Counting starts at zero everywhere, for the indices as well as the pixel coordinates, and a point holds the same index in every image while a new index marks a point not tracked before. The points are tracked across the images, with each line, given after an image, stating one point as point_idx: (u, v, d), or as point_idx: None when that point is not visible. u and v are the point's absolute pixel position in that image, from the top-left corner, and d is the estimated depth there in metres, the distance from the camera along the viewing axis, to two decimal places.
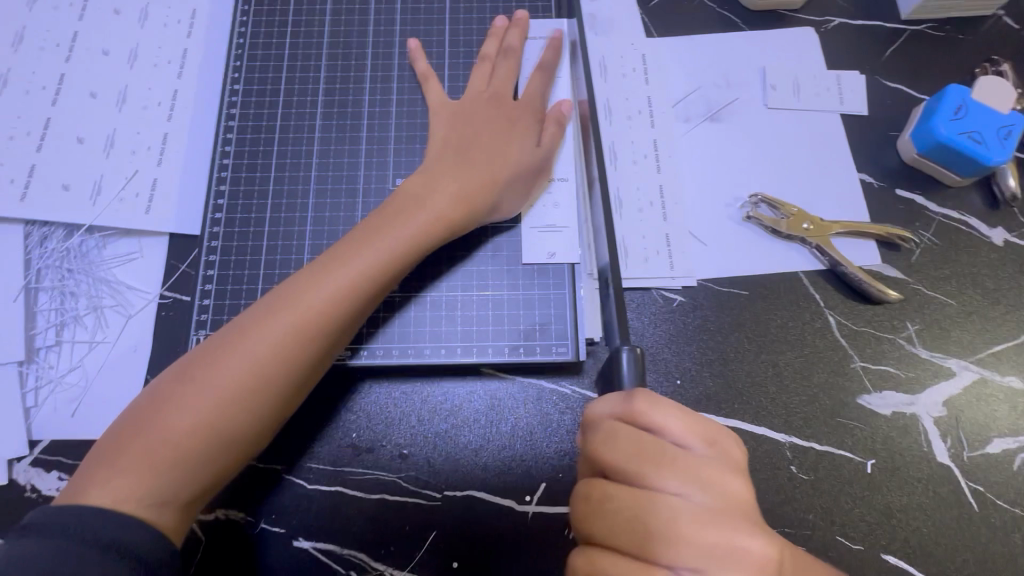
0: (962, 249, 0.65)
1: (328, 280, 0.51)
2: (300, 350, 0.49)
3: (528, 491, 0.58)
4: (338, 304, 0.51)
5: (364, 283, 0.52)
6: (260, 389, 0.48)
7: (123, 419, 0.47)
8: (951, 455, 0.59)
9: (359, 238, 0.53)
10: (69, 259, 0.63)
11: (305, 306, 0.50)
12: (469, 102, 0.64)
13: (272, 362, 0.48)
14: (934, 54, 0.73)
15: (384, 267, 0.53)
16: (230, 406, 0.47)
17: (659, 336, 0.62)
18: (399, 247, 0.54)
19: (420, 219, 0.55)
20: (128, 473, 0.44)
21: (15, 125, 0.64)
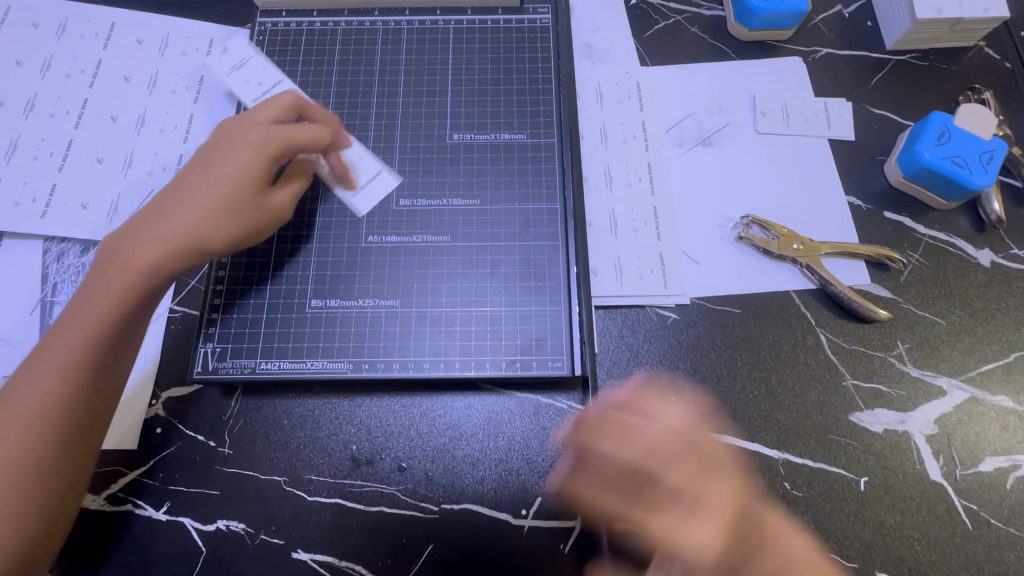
0: (950, 270, 0.67)
1: (64, 339, 0.53)
2: (67, 406, 0.52)
3: (524, 504, 0.59)
4: (73, 364, 0.52)
5: (90, 335, 0.53)
6: (48, 436, 0.51)
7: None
8: (944, 473, 0.59)
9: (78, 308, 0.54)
10: (84, 274, 0.65)
11: (47, 364, 0.52)
12: (229, 134, 0.61)
13: (45, 415, 0.51)
14: (919, 83, 0.75)
15: (95, 328, 0.53)
16: (25, 465, 0.50)
17: (654, 353, 0.64)
18: (106, 307, 0.54)
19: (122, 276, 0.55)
20: None
21: (39, 147, 0.68)
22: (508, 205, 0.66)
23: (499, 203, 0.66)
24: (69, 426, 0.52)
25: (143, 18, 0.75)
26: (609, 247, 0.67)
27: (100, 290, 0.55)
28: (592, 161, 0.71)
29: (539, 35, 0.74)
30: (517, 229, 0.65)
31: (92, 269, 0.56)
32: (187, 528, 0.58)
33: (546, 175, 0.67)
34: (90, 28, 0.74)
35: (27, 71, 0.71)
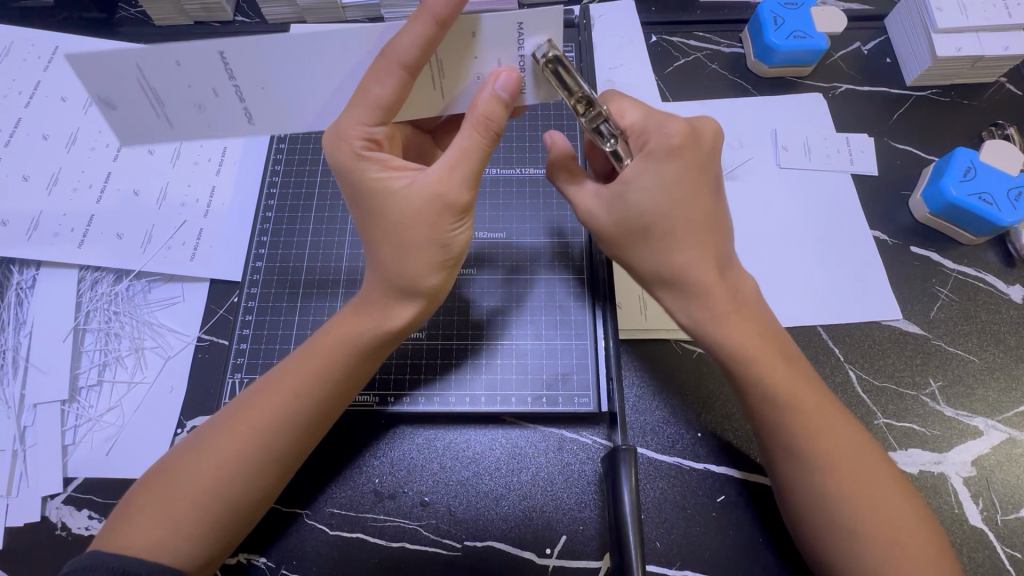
0: (980, 306, 0.66)
1: (285, 376, 0.52)
2: (274, 438, 0.50)
3: (549, 543, 0.58)
4: (258, 416, 0.50)
5: (317, 391, 0.51)
6: (263, 468, 0.49)
7: (158, 512, 0.47)
8: (984, 518, 0.57)
9: (301, 354, 0.53)
10: (116, 303, 0.67)
11: (277, 393, 0.51)
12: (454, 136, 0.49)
13: (232, 458, 0.49)
14: (940, 118, 0.76)
15: (292, 384, 0.51)
16: (236, 468, 0.48)
17: (680, 388, 0.63)
18: (336, 370, 0.52)
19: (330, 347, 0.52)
20: (176, 534, 0.46)
21: (79, 179, 0.70)
22: (534, 239, 0.67)
23: (524, 237, 0.67)
24: (179, 477, 0.48)
25: None
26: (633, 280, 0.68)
27: (318, 353, 0.52)
28: None
29: None
30: (542, 263, 0.66)
31: (333, 320, 0.54)
32: None
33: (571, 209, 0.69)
34: None
35: (71, 106, 0.73)
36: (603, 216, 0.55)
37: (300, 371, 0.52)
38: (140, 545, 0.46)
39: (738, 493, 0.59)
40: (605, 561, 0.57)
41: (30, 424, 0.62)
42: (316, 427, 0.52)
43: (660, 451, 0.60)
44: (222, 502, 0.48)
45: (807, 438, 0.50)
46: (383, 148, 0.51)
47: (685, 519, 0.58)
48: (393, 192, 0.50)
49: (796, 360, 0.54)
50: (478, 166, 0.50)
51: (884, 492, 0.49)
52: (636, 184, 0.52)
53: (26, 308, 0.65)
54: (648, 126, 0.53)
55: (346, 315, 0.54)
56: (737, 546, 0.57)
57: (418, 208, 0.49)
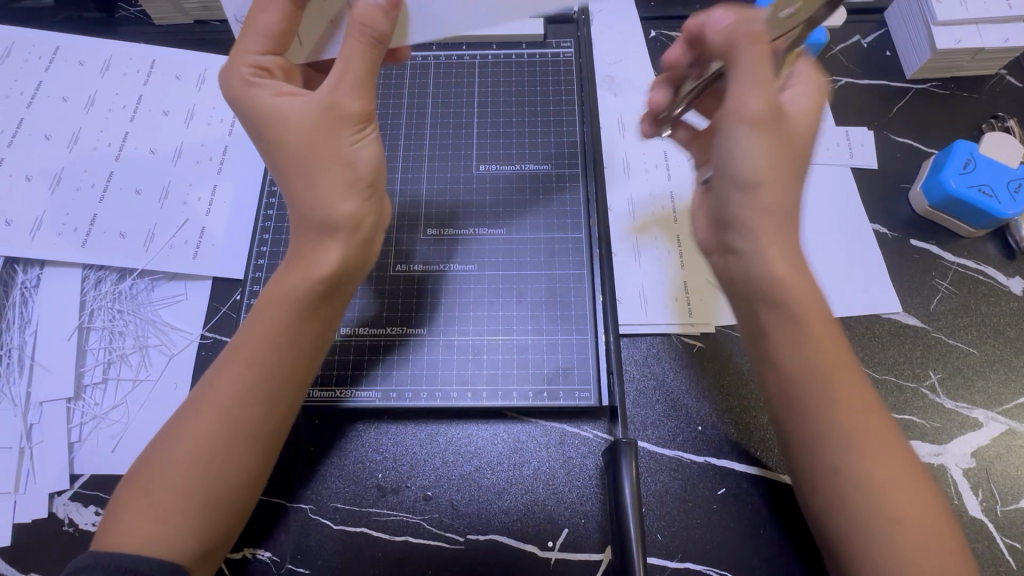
0: (980, 298, 0.66)
1: (236, 353, 0.51)
2: (240, 412, 0.49)
3: (550, 536, 0.58)
4: (223, 399, 0.49)
5: (270, 357, 0.50)
6: (234, 446, 0.49)
7: (145, 508, 0.47)
8: (983, 509, 0.58)
9: (248, 327, 0.52)
10: (120, 301, 0.67)
11: (230, 372, 0.50)
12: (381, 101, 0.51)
13: (205, 442, 0.48)
14: (940, 111, 0.76)
15: (245, 360, 0.50)
16: (210, 450, 0.48)
17: (680, 382, 0.63)
18: (290, 330, 0.51)
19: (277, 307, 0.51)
20: (166, 526, 0.47)
21: (81, 178, 0.70)
22: (534, 235, 0.68)
23: (524, 232, 0.68)
24: (158, 470, 0.48)
25: (182, 56, 0.79)
26: (633, 275, 0.68)
27: (266, 318, 0.51)
28: (613, 191, 0.72)
29: (561, 69, 0.77)
30: (542, 258, 0.66)
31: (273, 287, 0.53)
32: None
33: (570, 205, 0.69)
34: (133, 66, 0.77)
35: (72, 106, 0.74)
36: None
37: (251, 342, 0.51)
38: (132, 541, 0.46)
39: (738, 485, 0.59)
40: (606, 554, 0.58)
41: (36, 421, 0.62)
42: (283, 396, 0.51)
43: (661, 445, 0.61)
44: (203, 488, 0.48)
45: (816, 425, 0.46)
46: (273, 76, 0.52)
47: (686, 512, 0.58)
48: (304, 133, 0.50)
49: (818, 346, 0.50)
50: (370, 73, 0.49)
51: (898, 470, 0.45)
52: None
53: (31, 307, 0.66)
54: None
55: (286, 271, 0.52)
56: (738, 538, 0.57)
57: (312, 125, 0.49)
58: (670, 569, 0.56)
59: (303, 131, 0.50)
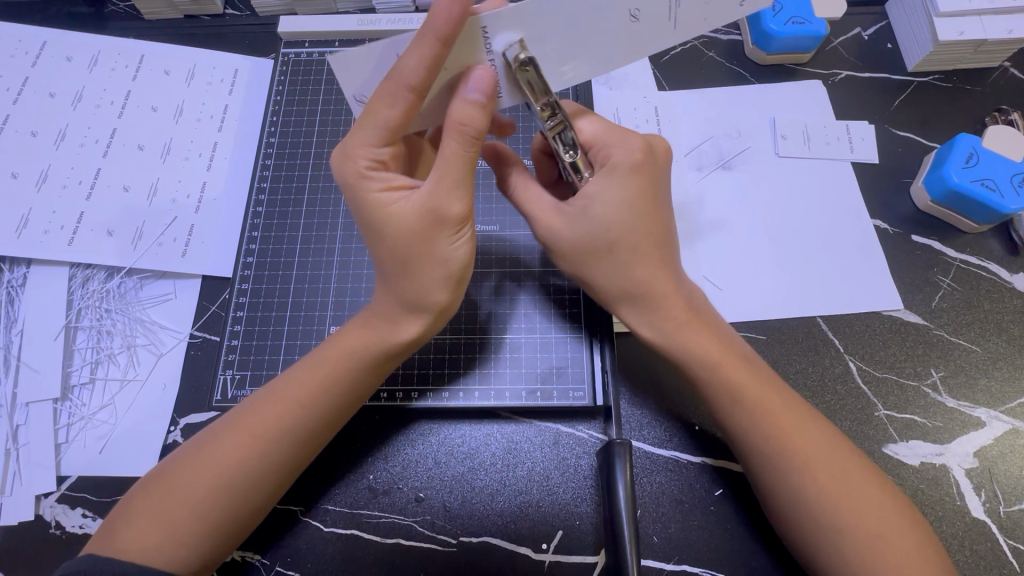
0: (982, 295, 0.65)
1: (287, 388, 0.51)
2: (275, 448, 0.50)
3: (545, 538, 0.57)
4: (264, 431, 0.50)
5: (315, 401, 0.51)
6: (258, 477, 0.49)
7: (154, 519, 0.47)
8: (986, 510, 0.57)
9: (305, 364, 0.53)
10: (108, 300, 0.66)
11: (278, 408, 0.50)
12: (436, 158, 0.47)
13: (236, 471, 0.48)
14: (943, 104, 0.74)
15: (294, 398, 0.51)
16: (240, 480, 0.48)
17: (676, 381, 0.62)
18: (344, 382, 0.52)
19: (341, 361, 0.52)
20: (171, 542, 0.46)
21: (69, 176, 0.69)
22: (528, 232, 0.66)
23: (518, 229, 0.67)
24: (178, 484, 0.48)
25: (172, 51, 0.77)
26: None
27: (324, 365, 0.52)
28: None
29: None
30: (536, 255, 0.65)
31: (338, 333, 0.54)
32: None
33: None
34: (121, 61, 0.76)
35: (59, 103, 0.73)
36: (568, 232, 0.53)
37: (298, 384, 0.51)
38: (136, 548, 0.46)
39: (736, 486, 0.58)
40: (601, 556, 0.57)
41: (23, 422, 0.61)
42: (318, 437, 0.52)
43: (657, 445, 0.60)
44: (218, 514, 0.48)
45: (777, 440, 0.50)
46: (388, 167, 0.50)
47: (683, 514, 0.57)
48: (398, 218, 0.48)
49: (776, 381, 0.53)
50: (467, 171, 0.47)
51: (858, 487, 0.49)
52: (562, 225, 0.53)
53: (18, 306, 0.65)
54: (607, 139, 0.54)
55: (357, 335, 0.53)
56: (735, 540, 0.56)
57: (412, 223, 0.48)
58: (667, 571, 0.55)
59: (392, 206, 0.49)
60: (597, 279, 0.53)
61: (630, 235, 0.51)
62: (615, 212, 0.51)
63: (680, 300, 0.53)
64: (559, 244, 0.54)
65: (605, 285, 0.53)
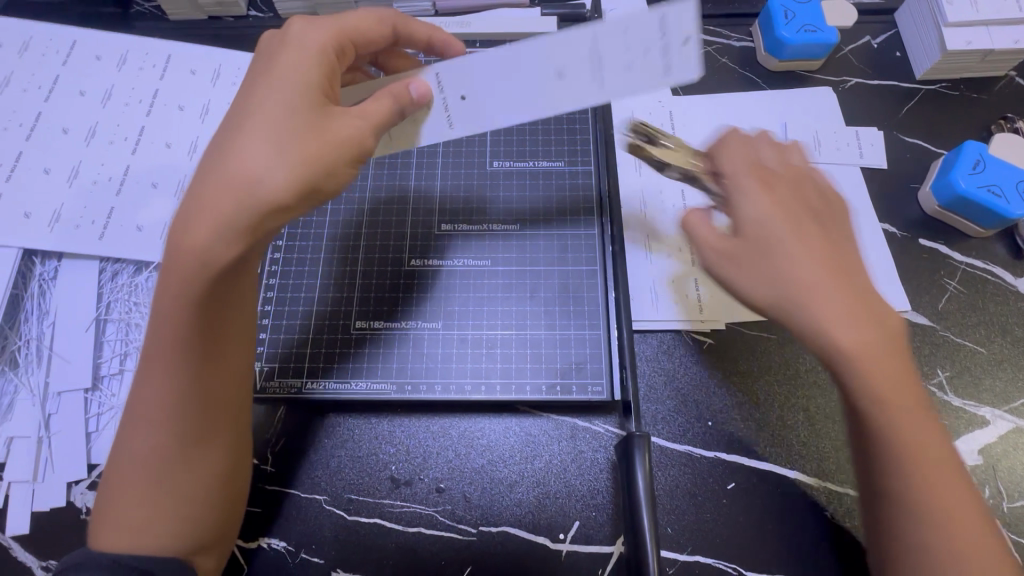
0: (988, 297, 0.67)
1: (150, 337, 0.47)
2: (193, 398, 0.49)
3: (562, 528, 0.59)
4: (167, 388, 0.47)
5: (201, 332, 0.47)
6: (201, 431, 0.50)
7: (118, 511, 0.47)
8: (990, 505, 0.58)
9: (157, 292, 0.46)
10: (137, 294, 0.68)
11: (156, 358, 0.47)
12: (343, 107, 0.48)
13: (166, 442, 0.48)
14: (950, 112, 0.76)
15: (177, 330, 0.46)
16: (177, 448, 0.48)
17: (691, 379, 0.64)
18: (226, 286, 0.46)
19: (210, 266, 0.44)
20: (147, 528, 0.47)
21: (98, 172, 0.71)
22: (547, 231, 0.68)
23: (537, 228, 0.68)
24: (130, 473, 0.48)
25: (198, 51, 0.79)
26: (644, 273, 0.69)
27: (173, 278, 0.44)
28: (626, 188, 0.73)
29: None
30: (555, 254, 0.67)
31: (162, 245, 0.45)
32: None
33: (583, 201, 0.69)
34: (149, 60, 0.78)
35: (89, 100, 0.74)
36: (747, 212, 0.48)
37: (181, 318, 0.46)
38: (115, 542, 0.47)
39: (747, 480, 0.60)
40: (617, 546, 0.58)
41: (54, 411, 0.63)
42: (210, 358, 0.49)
43: (671, 440, 0.62)
44: (186, 479, 0.49)
45: (920, 486, 0.43)
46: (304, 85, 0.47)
47: (696, 506, 0.59)
48: (248, 142, 0.44)
49: (917, 373, 0.44)
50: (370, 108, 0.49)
51: (978, 535, 0.42)
52: (743, 217, 0.48)
53: (49, 298, 0.66)
54: (760, 145, 0.51)
55: (212, 221, 0.42)
56: (748, 532, 0.58)
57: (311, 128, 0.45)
58: (681, 562, 0.57)
59: (282, 127, 0.45)
60: (743, 284, 0.47)
61: (799, 226, 0.47)
62: (768, 222, 0.47)
63: (851, 297, 0.45)
64: (706, 247, 0.49)
65: (753, 292, 0.46)
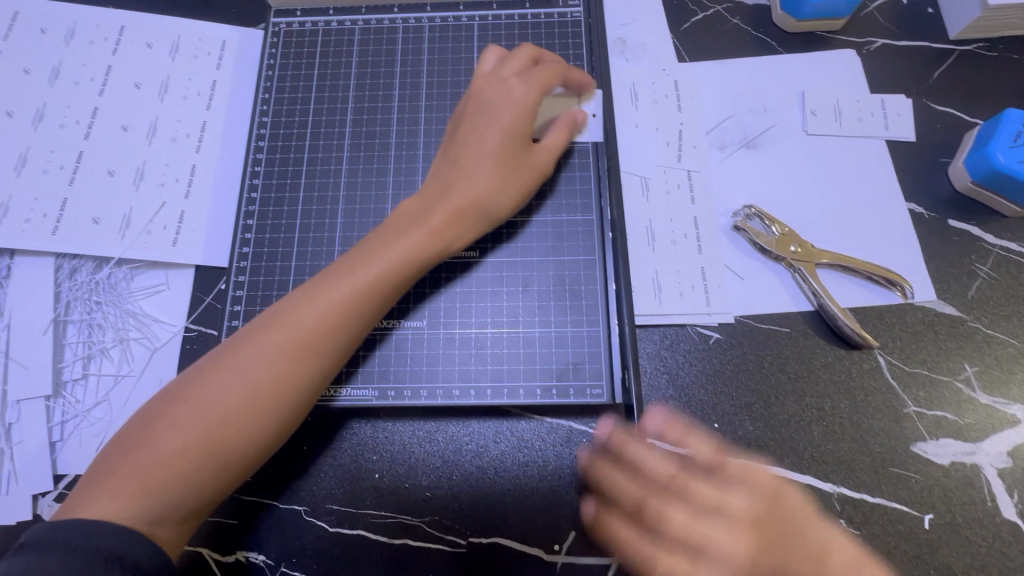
0: (1023, 284, 0.61)
1: (334, 285, 0.49)
2: (325, 359, 0.48)
3: (556, 539, 0.56)
4: (321, 332, 0.48)
5: (366, 298, 0.50)
6: (297, 394, 0.47)
7: (193, 428, 0.45)
8: (1018, 511, 0.54)
9: (365, 253, 0.51)
10: (98, 292, 0.63)
11: (334, 299, 0.49)
12: (510, 155, 0.56)
13: (283, 385, 0.47)
14: (987, 76, 0.69)
15: (359, 292, 0.49)
16: (287, 397, 0.47)
17: (695, 376, 0.59)
18: (404, 260, 0.51)
19: (419, 235, 0.52)
20: (202, 462, 0.45)
21: (49, 159, 0.65)
22: (541, 216, 0.62)
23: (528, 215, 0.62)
24: (227, 399, 0.46)
25: (154, 22, 0.72)
26: (647, 261, 0.63)
27: (388, 249, 0.51)
28: (627, 168, 0.67)
29: (570, 31, 0.69)
30: (549, 243, 0.61)
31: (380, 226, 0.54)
32: (205, 558, 0.56)
33: (580, 183, 0.63)
34: (99, 33, 0.70)
35: (35, 79, 0.68)
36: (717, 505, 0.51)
37: (359, 267, 0.50)
38: (167, 458, 0.44)
39: None
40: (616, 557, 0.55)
41: (15, 420, 0.59)
42: (363, 331, 0.50)
43: (675, 444, 0.57)
44: (260, 434, 0.46)
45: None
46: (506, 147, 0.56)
47: None
48: (477, 157, 0.56)
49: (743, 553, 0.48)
50: (520, 156, 0.57)
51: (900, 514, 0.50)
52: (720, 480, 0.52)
53: (5, 299, 0.62)
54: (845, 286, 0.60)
55: (449, 218, 0.54)
56: None
57: (504, 167, 0.56)
58: None
59: (502, 164, 0.56)
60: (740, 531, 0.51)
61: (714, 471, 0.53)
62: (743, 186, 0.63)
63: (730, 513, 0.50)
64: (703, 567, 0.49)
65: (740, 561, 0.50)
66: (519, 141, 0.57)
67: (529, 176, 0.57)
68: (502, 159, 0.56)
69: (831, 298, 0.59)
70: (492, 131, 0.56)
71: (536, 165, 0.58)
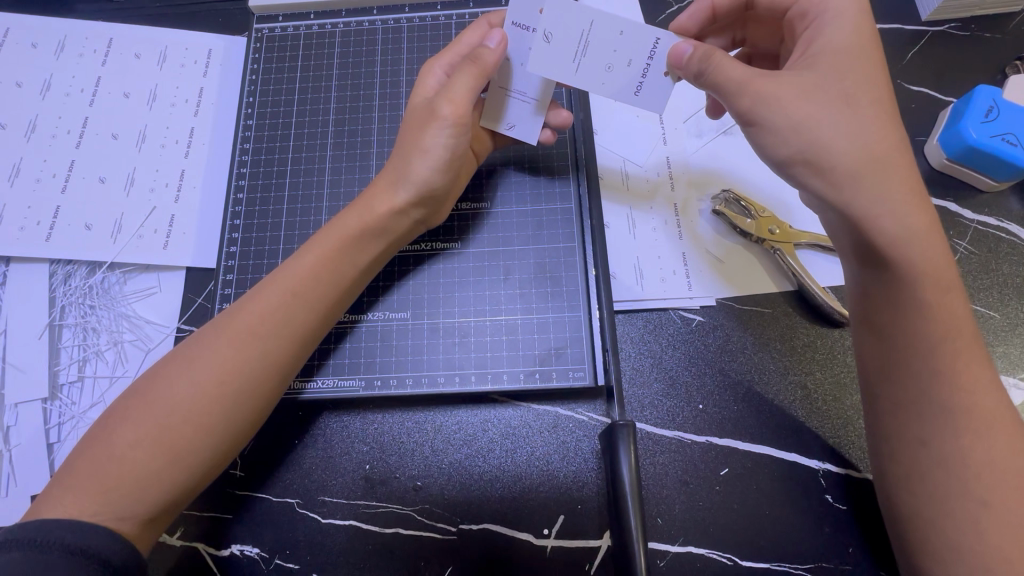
0: (1001, 257, 0.62)
1: (280, 275, 0.52)
2: (274, 345, 0.49)
3: (545, 524, 0.56)
4: (269, 320, 0.50)
5: (311, 281, 0.52)
6: (248, 380, 0.48)
7: (145, 423, 0.46)
8: None
9: (309, 244, 0.54)
10: (92, 296, 0.64)
11: (277, 287, 0.51)
12: (422, 129, 0.55)
13: (234, 372, 0.48)
14: (959, 55, 0.69)
15: (305, 276, 0.52)
16: (240, 383, 0.48)
17: (679, 359, 0.60)
18: (343, 244, 0.54)
19: (353, 218, 0.54)
20: (155, 455, 0.45)
21: (42, 169, 0.67)
22: (520, 207, 0.63)
23: (509, 206, 0.63)
24: (179, 391, 0.47)
25: (141, 33, 0.74)
26: (627, 248, 0.64)
27: (330, 239, 0.54)
28: (605, 158, 0.68)
29: None
30: (529, 232, 0.62)
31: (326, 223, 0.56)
32: (201, 552, 0.57)
33: (559, 174, 0.64)
34: (89, 45, 0.72)
35: (27, 92, 0.70)
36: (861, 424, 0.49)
37: (302, 256, 0.53)
38: (119, 455, 0.45)
39: (742, 465, 0.56)
40: (605, 540, 0.55)
41: (13, 423, 0.60)
42: (315, 319, 0.52)
43: (659, 426, 0.58)
44: (214, 423, 0.47)
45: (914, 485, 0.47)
46: (426, 122, 0.55)
47: (687, 492, 0.56)
48: (402, 143, 0.56)
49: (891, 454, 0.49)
50: (432, 128, 0.54)
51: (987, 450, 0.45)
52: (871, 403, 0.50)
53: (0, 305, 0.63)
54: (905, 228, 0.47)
55: (383, 199, 0.55)
56: (742, 520, 0.55)
57: (418, 140, 0.54)
58: (672, 554, 0.54)
59: (414, 139, 0.55)
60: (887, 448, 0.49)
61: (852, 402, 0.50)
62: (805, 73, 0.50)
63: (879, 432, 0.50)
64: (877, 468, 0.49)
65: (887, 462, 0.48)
66: (425, 116, 0.55)
67: (444, 143, 0.54)
68: (416, 134, 0.55)
69: (811, 278, 0.60)
70: (410, 121, 0.57)
71: (444, 130, 0.53)
